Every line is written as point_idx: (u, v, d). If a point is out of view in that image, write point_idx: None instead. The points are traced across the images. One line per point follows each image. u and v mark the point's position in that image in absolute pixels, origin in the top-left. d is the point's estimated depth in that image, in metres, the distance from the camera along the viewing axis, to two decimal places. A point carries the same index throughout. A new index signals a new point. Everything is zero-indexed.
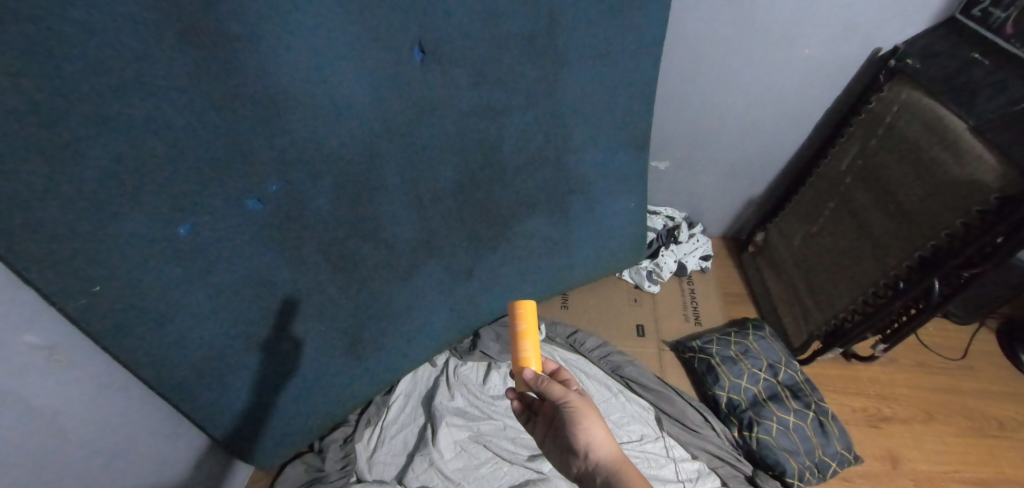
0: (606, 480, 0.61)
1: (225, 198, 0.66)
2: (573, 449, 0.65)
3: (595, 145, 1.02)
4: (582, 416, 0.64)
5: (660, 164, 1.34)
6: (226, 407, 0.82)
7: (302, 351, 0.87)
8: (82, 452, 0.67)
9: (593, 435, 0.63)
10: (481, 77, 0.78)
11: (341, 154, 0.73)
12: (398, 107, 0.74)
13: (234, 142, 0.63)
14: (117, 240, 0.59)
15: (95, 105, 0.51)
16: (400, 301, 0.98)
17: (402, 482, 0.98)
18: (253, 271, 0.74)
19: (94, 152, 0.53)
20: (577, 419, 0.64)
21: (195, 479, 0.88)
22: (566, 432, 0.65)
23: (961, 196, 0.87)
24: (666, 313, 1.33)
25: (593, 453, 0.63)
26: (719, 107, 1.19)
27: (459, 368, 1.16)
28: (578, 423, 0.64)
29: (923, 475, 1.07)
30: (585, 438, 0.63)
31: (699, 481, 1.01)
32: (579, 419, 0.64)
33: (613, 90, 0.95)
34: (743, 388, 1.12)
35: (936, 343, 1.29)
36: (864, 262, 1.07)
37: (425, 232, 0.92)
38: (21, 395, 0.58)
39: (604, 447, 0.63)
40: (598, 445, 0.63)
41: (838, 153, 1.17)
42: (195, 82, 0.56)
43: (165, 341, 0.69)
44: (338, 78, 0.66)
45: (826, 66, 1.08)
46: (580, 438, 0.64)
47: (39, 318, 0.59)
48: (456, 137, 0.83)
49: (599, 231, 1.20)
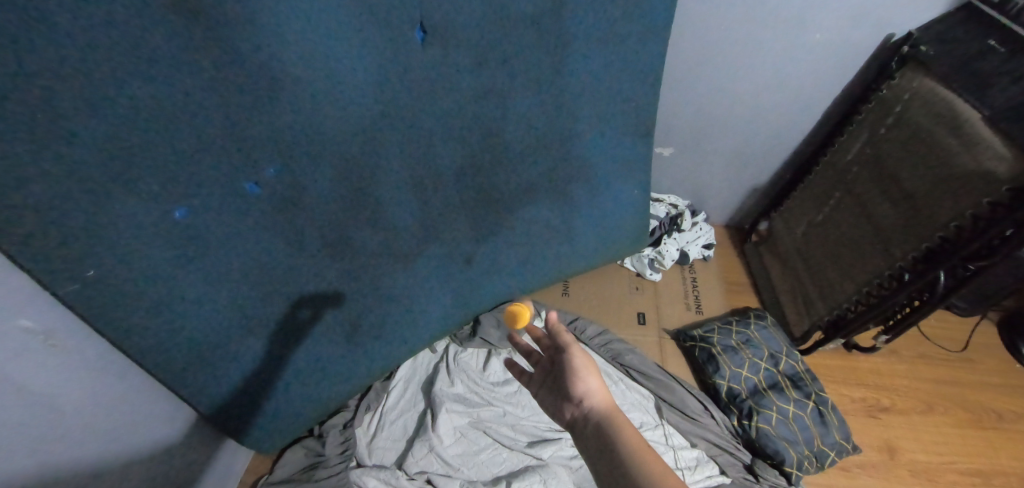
0: (596, 422, 0.61)
1: (220, 181, 0.64)
2: (571, 395, 0.66)
3: (599, 131, 1.00)
4: (585, 366, 0.67)
5: (665, 150, 1.32)
6: (224, 393, 0.82)
7: (301, 335, 0.87)
8: (81, 436, 0.67)
9: (591, 385, 0.65)
10: (484, 58, 0.76)
11: (340, 137, 0.71)
12: (397, 89, 0.72)
13: (230, 123, 0.61)
14: (108, 225, 0.58)
15: (82, 85, 0.49)
16: (400, 287, 0.97)
17: (401, 466, 0.99)
18: (250, 257, 0.73)
19: (87, 133, 0.52)
20: (580, 367, 0.67)
21: (193, 463, 0.89)
22: (567, 380, 0.67)
23: (973, 186, 0.86)
24: (667, 301, 1.32)
25: (586, 398, 0.64)
26: (726, 93, 1.17)
27: (459, 354, 1.16)
28: (579, 371, 0.67)
29: (920, 466, 1.07)
30: (583, 384, 0.65)
31: (697, 469, 1.01)
32: (581, 369, 0.67)
33: (619, 74, 0.92)
34: (743, 377, 1.11)
35: (937, 335, 1.29)
36: (869, 252, 1.06)
37: (425, 218, 0.91)
38: (18, 378, 0.57)
39: (598, 395, 0.64)
40: (593, 393, 0.64)
41: (846, 141, 1.15)
42: (190, 60, 0.54)
43: (160, 326, 0.69)
44: (337, 59, 0.64)
45: (837, 51, 1.06)
46: (578, 384, 0.66)
47: (34, 303, 0.58)
48: (458, 120, 0.81)
49: (601, 218, 1.18)
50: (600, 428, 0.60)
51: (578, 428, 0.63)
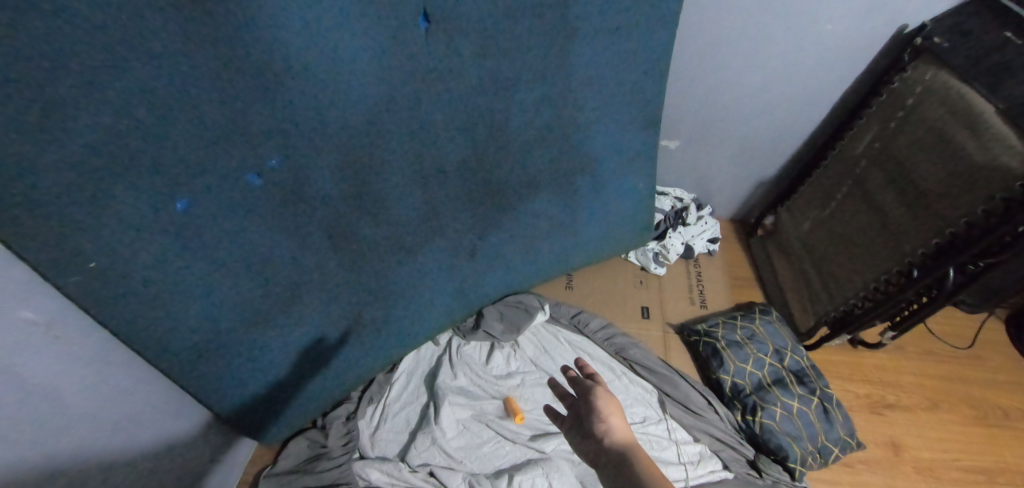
0: (617, 459, 0.61)
1: (222, 172, 0.63)
2: (591, 432, 0.66)
3: (605, 123, 0.99)
4: (607, 405, 0.67)
5: (671, 143, 1.31)
6: (227, 384, 0.82)
7: (303, 327, 0.87)
8: (85, 427, 0.67)
9: (612, 423, 0.65)
10: (489, 48, 0.75)
11: (343, 128, 0.70)
12: (400, 80, 0.71)
13: (231, 113, 0.60)
14: (109, 216, 0.57)
15: (82, 75, 0.49)
16: (403, 279, 0.96)
17: (404, 459, 0.99)
18: (252, 249, 0.73)
19: (87, 123, 0.51)
20: (601, 404, 0.67)
21: (197, 453, 0.89)
22: (587, 416, 0.67)
23: (986, 181, 0.85)
24: (671, 295, 1.31)
25: (607, 434, 0.64)
26: (734, 85, 1.15)
27: (461, 347, 1.15)
28: (601, 409, 0.67)
29: (925, 463, 1.07)
30: (604, 422, 0.65)
31: (700, 463, 1.02)
32: (602, 406, 0.67)
33: (625, 65, 0.91)
34: (748, 372, 1.11)
35: (944, 331, 1.28)
36: (877, 248, 1.05)
37: (428, 210, 0.90)
38: (21, 370, 0.57)
39: (620, 432, 0.64)
40: (614, 430, 0.64)
41: (855, 135, 1.13)
42: (190, 49, 0.53)
43: (163, 318, 0.69)
44: (339, 48, 0.63)
45: (849, 43, 1.04)
46: (599, 422, 0.66)
47: (35, 294, 0.58)
48: (462, 112, 0.80)
49: (606, 212, 1.17)
50: (621, 465, 0.60)
51: (599, 465, 0.62)
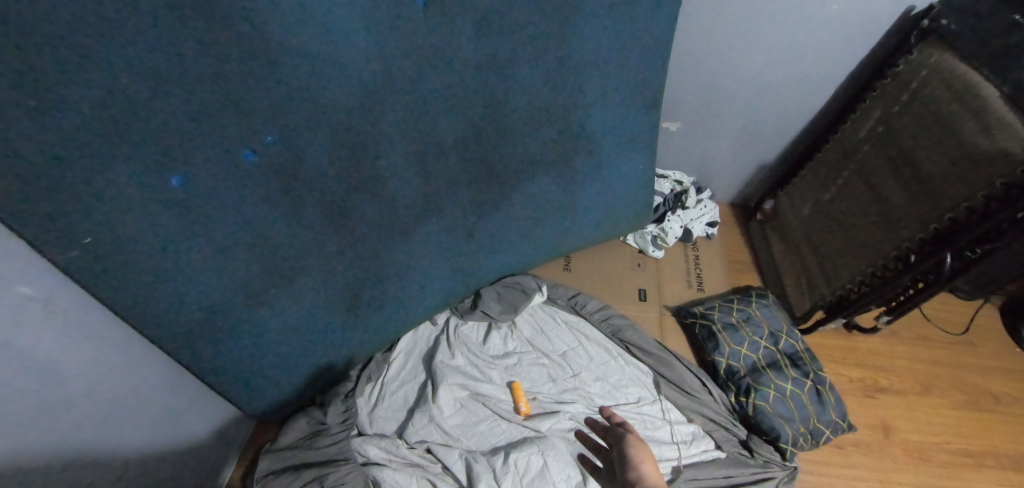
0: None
1: (217, 147, 0.63)
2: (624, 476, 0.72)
3: (605, 103, 0.97)
4: (637, 453, 0.74)
5: (672, 125, 1.29)
6: (226, 361, 0.83)
7: (301, 305, 0.87)
8: (85, 402, 0.68)
9: (643, 468, 0.71)
10: (489, 24, 0.73)
11: (340, 104, 0.69)
12: (399, 57, 0.69)
13: (226, 87, 0.59)
14: (105, 191, 0.57)
15: (76, 46, 0.48)
16: (400, 259, 0.96)
17: (402, 436, 1.01)
18: (249, 227, 0.72)
19: (80, 97, 0.50)
20: (632, 451, 0.75)
21: (195, 427, 0.90)
22: (622, 464, 0.74)
23: (987, 166, 0.84)
24: (669, 278, 1.32)
25: (637, 475, 0.70)
26: (738, 66, 1.13)
27: (459, 327, 1.16)
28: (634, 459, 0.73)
29: (914, 445, 1.09)
30: (635, 470, 0.71)
31: (693, 443, 1.03)
32: (634, 455, 0.74)
33: (629, 43, 0.89)
34: (743, 355, 1.12)
35: (939, 317, 1.29)
36: (875, 233, 1.05)
37: (426, 190, 0.89)
38: (19, 345, 0.57)
39: (649, 473, 0.69)
40: (643, 472, 0.70)
41: (859, 118, 1.12)
42: (180, 20, 0.52)
43: (161, 293, 0.69)
44: (337, 23, 0.61)
45: (855, 24, 1.02)
46: (632, 470, 0.72)
47: (32, 269, 0.57)
48: (461, 90, 0.79)
49: (605, 194, 1.17)
50: None
51: None
